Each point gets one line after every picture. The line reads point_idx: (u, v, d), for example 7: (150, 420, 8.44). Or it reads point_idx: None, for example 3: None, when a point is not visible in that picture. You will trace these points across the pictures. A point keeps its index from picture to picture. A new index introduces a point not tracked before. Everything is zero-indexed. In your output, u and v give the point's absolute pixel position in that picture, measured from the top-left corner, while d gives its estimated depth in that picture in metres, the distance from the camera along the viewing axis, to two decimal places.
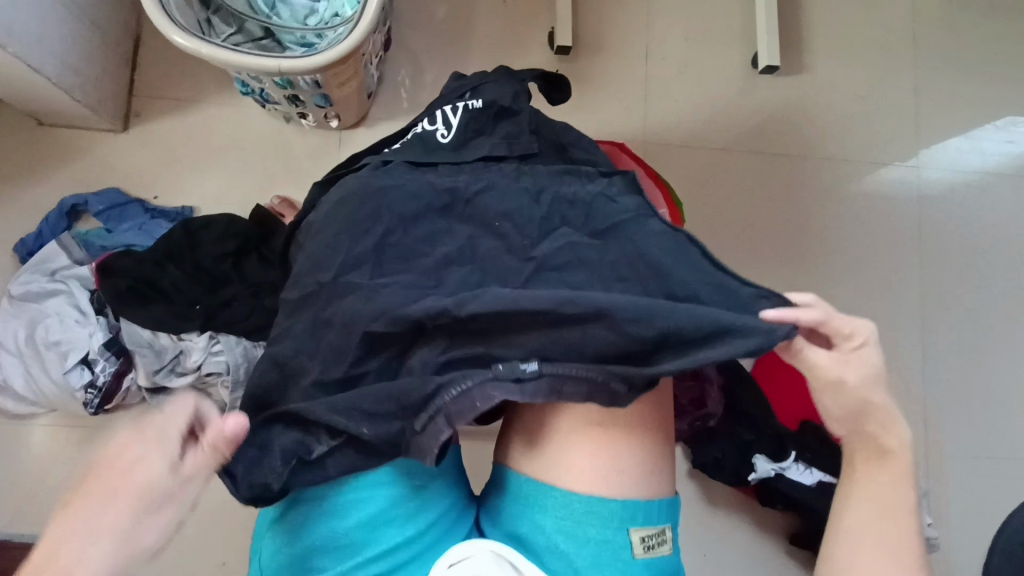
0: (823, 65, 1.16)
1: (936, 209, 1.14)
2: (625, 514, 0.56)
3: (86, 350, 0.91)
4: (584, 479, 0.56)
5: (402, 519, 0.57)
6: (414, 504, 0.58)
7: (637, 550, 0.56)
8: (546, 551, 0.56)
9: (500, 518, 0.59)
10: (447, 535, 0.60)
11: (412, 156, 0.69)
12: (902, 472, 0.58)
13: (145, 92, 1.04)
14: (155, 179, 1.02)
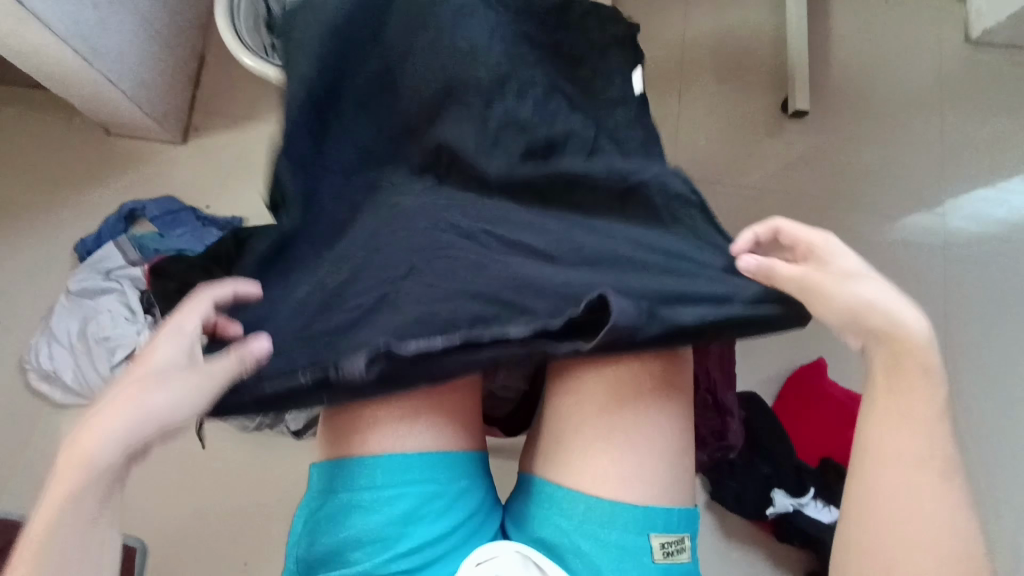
0: (851, 110, 1.20)
1: (962, 257, 1.16)
2: (648, 520, 0.55)
3: (134, 347, 0.96)
4: (608, 484, 0.55)
5: (431, 517, 0.55)
6: (442, 501, 0.56)
7: (657, 556, 0.55)
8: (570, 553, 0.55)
9: (527, 522, 0.58)
10: (475, 535, 0.58)
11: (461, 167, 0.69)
12: (922, 390, 0.49)
13: (205, 108, 1.11)
14: (208, 189, 1.08)
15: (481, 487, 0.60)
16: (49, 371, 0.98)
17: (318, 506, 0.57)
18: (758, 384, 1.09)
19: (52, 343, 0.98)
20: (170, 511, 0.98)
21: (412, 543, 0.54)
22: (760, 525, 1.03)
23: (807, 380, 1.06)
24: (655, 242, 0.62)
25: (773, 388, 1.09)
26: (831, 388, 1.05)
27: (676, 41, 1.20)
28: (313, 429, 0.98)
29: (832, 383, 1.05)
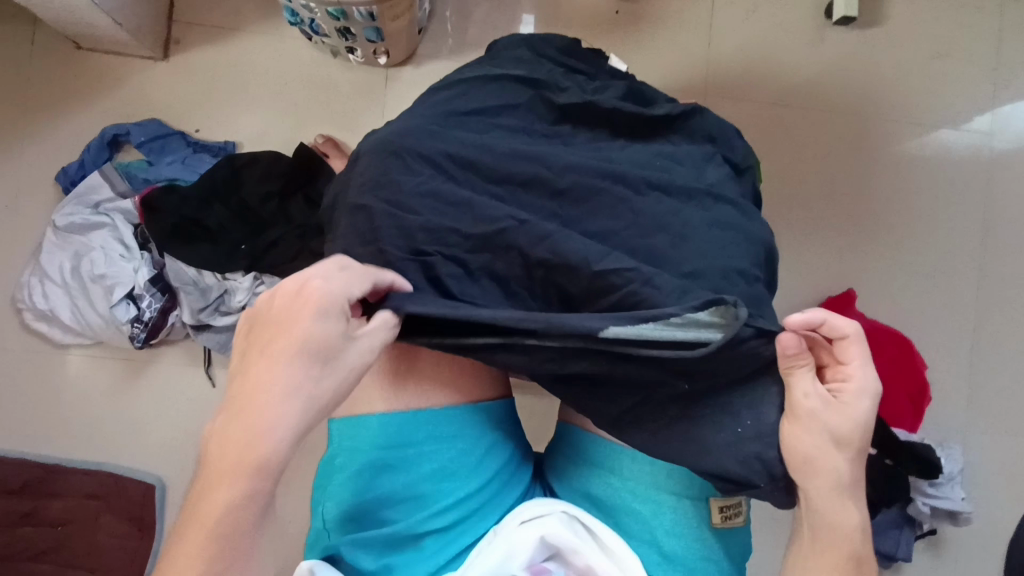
0: (901, 16, 1.08)
1: (1005, 177, 1.09)
2: (704, 484, 0.58)
3: (132, 285, 0.90)
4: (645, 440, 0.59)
5: (467, 469, 0.59)
6: (475, 454, 0.59)
7: (715, 520, 0.58)
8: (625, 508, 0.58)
9: (568, 477, 0.62)
10: (502, 491, 0.61)
11: (498, 139, 0.61)
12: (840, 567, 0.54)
13: (184, 17, 0.99)
14: (196, 111, 0.99)
15: (513, 437, 0.64)
16: (46, 311, 0.93)
17: (343, 464, 0.58)
18: (785, 316, 1.05)
19: (45, 281, 0.93)
20: (183, 449, 0.96)
21: (449, 499, 0.57)
22: None
23: (835, 311, 1.02)
24: (739, 242, 0.61)
25: None
26: (860, 319, 1.01)
27: None
28: None
29: (860, 314, 1.02)
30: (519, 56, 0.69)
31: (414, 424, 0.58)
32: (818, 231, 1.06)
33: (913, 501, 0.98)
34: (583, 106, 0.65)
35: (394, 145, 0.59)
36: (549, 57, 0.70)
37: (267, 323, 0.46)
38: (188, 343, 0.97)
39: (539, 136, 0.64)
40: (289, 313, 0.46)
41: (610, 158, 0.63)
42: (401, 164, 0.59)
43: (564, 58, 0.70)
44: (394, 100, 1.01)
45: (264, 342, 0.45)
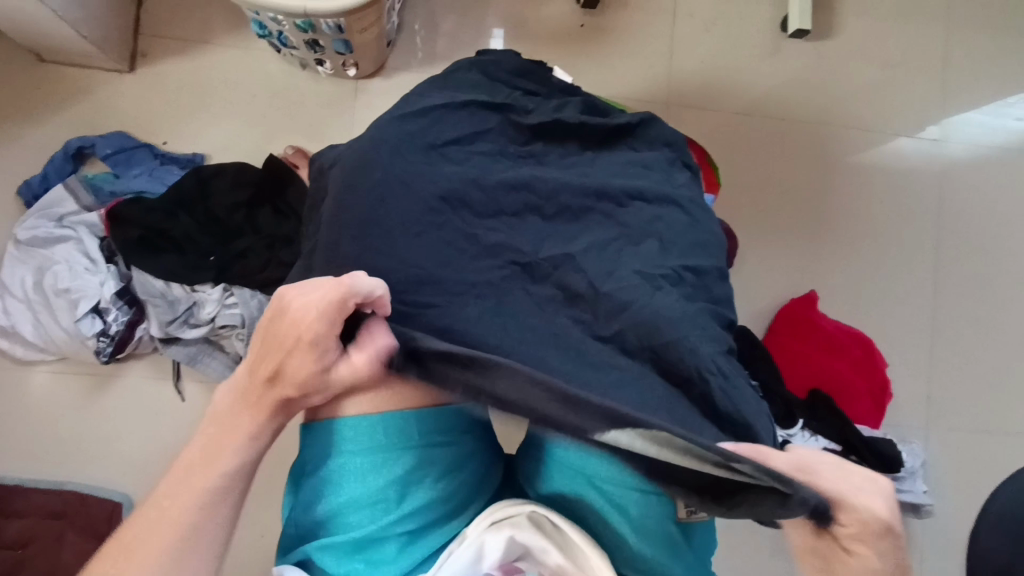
0: (853, 28, 1.13)
1: (956, 182, 1.14)
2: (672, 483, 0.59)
3: (98, 299, 0.89)
4: None
5: (436, 473, 0.59)
6: (444, 457, 0.60)
7: (681, 515, 0.59)
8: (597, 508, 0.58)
9: (538, 478, 0.62)
10: (472, 492, 0.62)
11: (467, 160, 0.64)
12: None
13: (152, 31, 0.99)
14: (164, 123, 0.99)
15: (479, 438, 0.65)
16: (6, 327, 0.91)
17: (314, 471, 0.59)
18: (750, 319, 1.08)
19: (5, 296, 0.91)
20: (152, 464, 0.94)
21: (417, 502, 0.57)
22: None
23: (797, 313, 1.05)
24: (696, 245, 0.65)
25: (763, 323, 1.08)
26: (821, 320, 1.04)
27: None
28: None
29: (821, 315, 1.05)
30: (474, 80, 0.71)
31: (381, 428, 0.58)
32: (780, 236, 1.10)
33: None
34: (552, 123, 0.67)
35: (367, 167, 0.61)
36: (505, 80, 0.72)
37: (276, 323, 0.49)
38: (156, 357, 0.96)
39: (515, 158, 0.66)
40: (291, 330, 0.48)
41: (587, 172, 0.66)
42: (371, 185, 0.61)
43: (516, 79, 0.72)
44: (364, 111, 1.02)
45: (258, 361, 0.50)
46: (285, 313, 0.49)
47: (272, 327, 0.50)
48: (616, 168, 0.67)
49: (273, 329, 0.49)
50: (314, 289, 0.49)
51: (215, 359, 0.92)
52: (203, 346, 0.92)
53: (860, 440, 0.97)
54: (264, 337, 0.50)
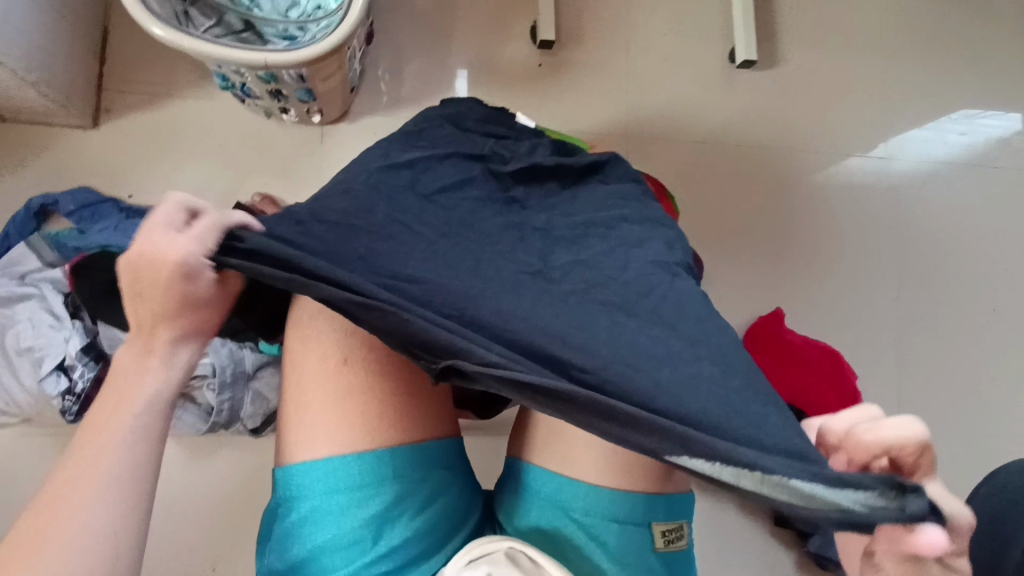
0: (797, 57, 1.19)
1: (907, 197, 1.19)
2: (650, 511, 0.60)
3: (62, 356, 0.87)
4: (593, 471, 0.59)
5: (411, 511, 0.57)
6: (420, 493, 0.58)
7: (659, 545, 0.60)
8: (576, 543, 0.57)
9: (519, 511, 0.60)
10: (453, 525, 0.59)
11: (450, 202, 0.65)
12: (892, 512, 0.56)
13: (116, 86, 1.00)
14: (130, 176, 0.99)
15: (461, 472, 0.62)
16: None
17: (286, 514, 0.57)
18: None
19: None
20: None
21: (390, 543, 0.56)
22: None
23: (767, 330, 1.08)
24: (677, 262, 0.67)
25: None
26: (790, 336, 1.07)
27: None
28: (271, 425, 0.93)
29: (790, 332, 1.08)
30: (445, 132, 0.73)
31: (351, 468, 0.56)
32: (744, 257, 1.13)
33: None
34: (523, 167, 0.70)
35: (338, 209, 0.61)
36: (474, 130, 0.74)
37: (139, 271, 0.54)
38: None
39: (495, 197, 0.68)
40: (152, 266, 0.53)
41: (561, 208, 0.69)
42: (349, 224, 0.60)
43: (482, 127, 0.75)
44: (331, 156, 1.03)
45: (131, 290, 0.54)
46: (141, 253, 0.54)
47: (135, 268, 0.54)
48: (587, 202, 0.70)
49: (138, 277, 0.54)
50: (165, 223, 0.54)
51: (186, 412, 0.90)
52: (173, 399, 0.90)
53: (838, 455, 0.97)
54: (132, 289, 0.54)
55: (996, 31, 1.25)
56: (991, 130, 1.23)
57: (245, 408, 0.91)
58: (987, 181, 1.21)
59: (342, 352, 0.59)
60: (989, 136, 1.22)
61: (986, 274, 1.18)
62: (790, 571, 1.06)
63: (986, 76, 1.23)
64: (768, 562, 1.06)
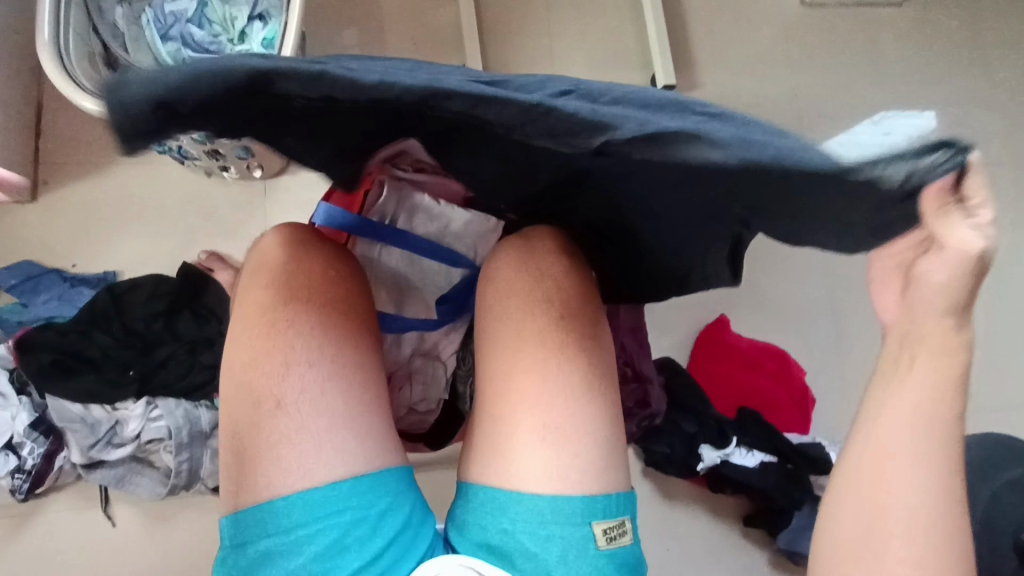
0: (714, 79, 1.27)
1: None
2: (589, 509, 0.59)
3: (10, 435, 0.86)
4: (542, 480, 0.59)
5: (359, 541, 0.55)
6: (368, 523, 0.56)
7: (601, 542, 0.59)
8: (518, 553, 0.57)
9: (474, 531, 0.60)
10: (410, 549, 0.58)
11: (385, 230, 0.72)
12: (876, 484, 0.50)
13: (53, 160, 1.01)
14: (72, 248, 0.99)
15: (413, 491, 0.61)
16: None
17: (233, 564, 0.55)
18: (674, 349, 1.13)
19: None
20: None
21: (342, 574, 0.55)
22: (694, 481, 1.08)
23: (714, 337, 1.11)
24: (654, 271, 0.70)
25: (685, 351, 1.13)
26: (736, 340, 1.11)
27: (543, 30, 1.23)
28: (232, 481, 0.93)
29: (736, 336, 1.12)
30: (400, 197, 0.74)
31: (292, 506, 0.54)
32: None
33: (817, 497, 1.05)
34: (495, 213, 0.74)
35: (278, 259, 0.64)
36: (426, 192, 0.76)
37: None
38: (80, 485, 0.92)
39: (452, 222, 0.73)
40: None
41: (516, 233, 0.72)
42: (292, 272, 0.63)
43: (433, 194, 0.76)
44: (275, 209, 1.05)
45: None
46: None
47: None
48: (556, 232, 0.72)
49: None
50: None
51: (145, 477, 0.90)
52: (131, 465, 0.89)
53: (791, 447, 1.04)
54: None
55: (893, 40, 1.35)
56: None
57: (204, 466, 0.89)
58: None
59: (276, 394, 0.57)
60: None
61: None
62: (765, 570, 1.08)
63: (890, 80, 1.33)
64: (742, 563, 1.08)
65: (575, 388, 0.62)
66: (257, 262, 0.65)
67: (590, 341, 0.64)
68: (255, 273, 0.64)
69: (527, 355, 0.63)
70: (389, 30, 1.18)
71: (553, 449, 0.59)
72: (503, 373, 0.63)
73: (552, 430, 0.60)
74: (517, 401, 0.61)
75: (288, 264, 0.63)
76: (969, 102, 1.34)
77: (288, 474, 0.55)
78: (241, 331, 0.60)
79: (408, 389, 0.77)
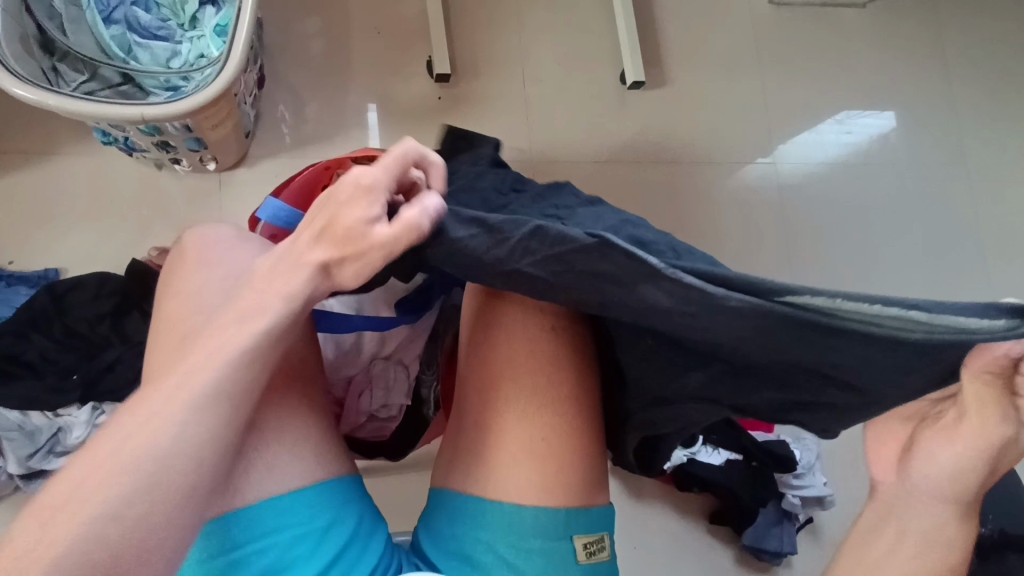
0: (685, 77, 1.27)
1: (799, 197, 1.26)
2: (571, 524, 0.58)
3: None
4: (521, 491, 0.58)
5: (305, 560, 0.53)
6: (310, 539, 0.54)
7: (580, 557, 0.59)
8: (495, 565, 0.57)
9: (450, 539, 0.58)
10: (357, 564, 0.56)
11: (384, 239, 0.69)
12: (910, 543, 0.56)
13: None
14: (9, 243, 0.94)
15: (361, 500, 0.59)
16: None
17: None
18: None
19: None
20: None
21: None
22: (660, 480, 1.09)
23: None
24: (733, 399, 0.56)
25: None
26: None
27: (510, 24, 1.20)
28: None
29: None
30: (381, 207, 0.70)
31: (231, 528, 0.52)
32: None
33: (784, 496, 1.05)
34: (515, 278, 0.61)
35: (197, 256, 0.59)
36: None
37: None
38: (18, 496, 0.87)
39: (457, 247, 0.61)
40: None
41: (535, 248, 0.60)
42: (203, 271, 0.58)
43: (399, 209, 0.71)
44: (230, 204, 1.00)
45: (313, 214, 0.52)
46: None
47: None
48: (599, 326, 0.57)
49: None
50: None
51: None
52: None
53: (757, 445, 1.03)
54: None
55: (858, 40, 1.37)
56: (865, 129, 1.33)
57: None
58: (868, 175, 1.30)
59: None
60: (863, 135, 1.32)
61: (877, 261, 1.26)
62: (730, 568, 1.09)
63: (853, 81, 1.35)
64: (708, 561, 1.08)
65: (556, 403, 0.60)
66: (174, 260, 0.61)
67: (566, 354, 0.62)
68: (174, 272, 0.60)
69: (511, 372, 0.61)
70: (354, 18, 1.14)
71: (535, 465, 0.58)
72: (485, 395, 0.61)
73: (536, 444, 0.59)
74: (491, 411, 0.60)
75: (201, 266, 0.59)
76: (926, 105, 1.37)
77: (256, 484, 0.53)
78: (160, 335, 0.56)
79: (368, 396, 0.74)
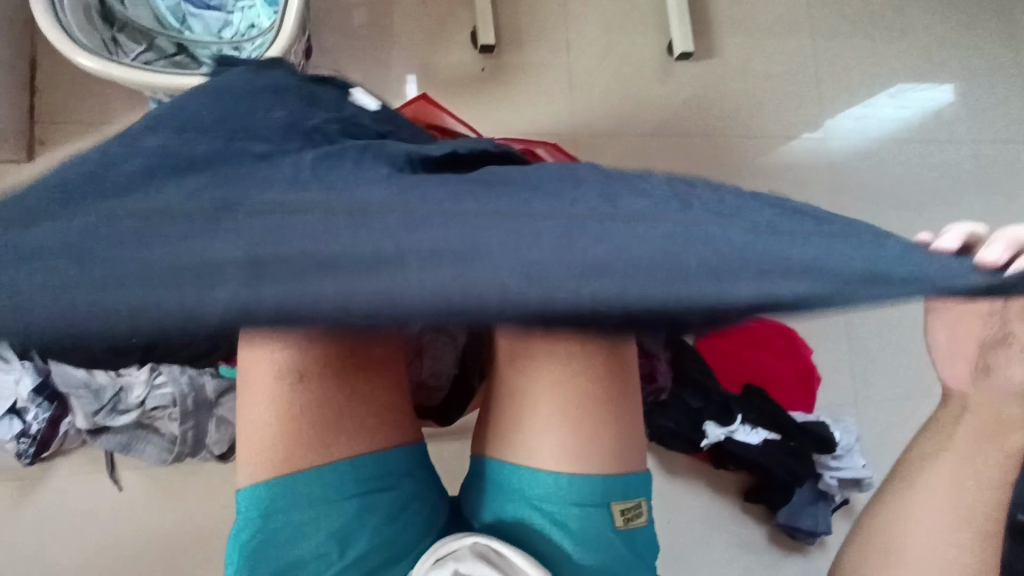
0: (733, 48, 1.23)
1: (848, 173, 1.22)
2: (609, 490, 0.59)
3: (13, 399, 0.85)
4: (565, 461, 0.58)
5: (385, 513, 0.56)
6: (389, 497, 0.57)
7: (618, 523, 0.60)
8: (538, 527, 0.58)
9: (497, 502, 0.61)
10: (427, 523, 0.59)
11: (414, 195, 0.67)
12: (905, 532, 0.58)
13: (50, 118, 0.98)
14: None
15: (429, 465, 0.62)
16: None
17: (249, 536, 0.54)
18: None
19: None
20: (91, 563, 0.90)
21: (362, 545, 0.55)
22: (696, 456, 1.09)
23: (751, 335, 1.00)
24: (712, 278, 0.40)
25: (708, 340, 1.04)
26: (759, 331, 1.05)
27: None
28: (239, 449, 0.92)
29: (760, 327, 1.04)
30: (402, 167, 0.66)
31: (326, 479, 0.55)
32: None
33: (821, 476, 1.04)
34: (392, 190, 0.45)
35: None
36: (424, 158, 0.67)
37: None
38: (86, 450, 0.92)
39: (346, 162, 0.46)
40: None
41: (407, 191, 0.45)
42: None
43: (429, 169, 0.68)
44: None
45: None
46: None
47: None
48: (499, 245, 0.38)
49: None
50: None
51: (150, 444, 0.89)
52: (136, 432, 0.89)
53: (795, 425, 1.03)
54: None
55: (918, 9, 1.30)
56: (921, 102, 1.27)
57: (210, 434, 0.89)
58: (922, 151, 1.25)
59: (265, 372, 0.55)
60: (919, 108, 1.26)
61: None
62: (764, 544, 1.09)
63: (911, 51, 1.29)
64: (741, 537, 1.09)
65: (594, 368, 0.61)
66: None
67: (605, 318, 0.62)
68: None
69: None
70: None
71: (569, 429, 0.59)
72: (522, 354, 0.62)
73: (573, 409, 0.59)
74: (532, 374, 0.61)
75: None
76: (989, 76, 1.30)
77: (314, 446, 0.55)
78: None
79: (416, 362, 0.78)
